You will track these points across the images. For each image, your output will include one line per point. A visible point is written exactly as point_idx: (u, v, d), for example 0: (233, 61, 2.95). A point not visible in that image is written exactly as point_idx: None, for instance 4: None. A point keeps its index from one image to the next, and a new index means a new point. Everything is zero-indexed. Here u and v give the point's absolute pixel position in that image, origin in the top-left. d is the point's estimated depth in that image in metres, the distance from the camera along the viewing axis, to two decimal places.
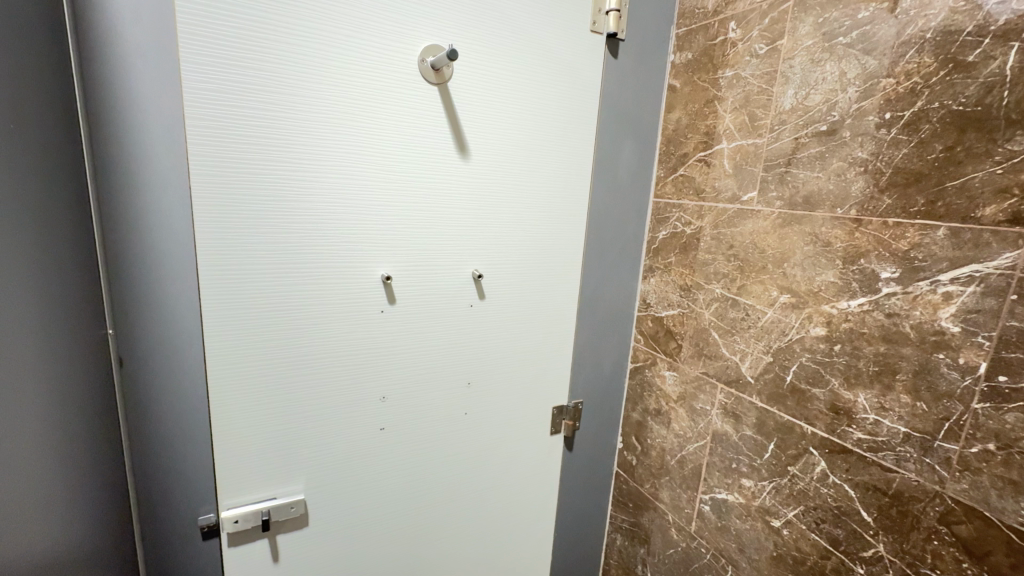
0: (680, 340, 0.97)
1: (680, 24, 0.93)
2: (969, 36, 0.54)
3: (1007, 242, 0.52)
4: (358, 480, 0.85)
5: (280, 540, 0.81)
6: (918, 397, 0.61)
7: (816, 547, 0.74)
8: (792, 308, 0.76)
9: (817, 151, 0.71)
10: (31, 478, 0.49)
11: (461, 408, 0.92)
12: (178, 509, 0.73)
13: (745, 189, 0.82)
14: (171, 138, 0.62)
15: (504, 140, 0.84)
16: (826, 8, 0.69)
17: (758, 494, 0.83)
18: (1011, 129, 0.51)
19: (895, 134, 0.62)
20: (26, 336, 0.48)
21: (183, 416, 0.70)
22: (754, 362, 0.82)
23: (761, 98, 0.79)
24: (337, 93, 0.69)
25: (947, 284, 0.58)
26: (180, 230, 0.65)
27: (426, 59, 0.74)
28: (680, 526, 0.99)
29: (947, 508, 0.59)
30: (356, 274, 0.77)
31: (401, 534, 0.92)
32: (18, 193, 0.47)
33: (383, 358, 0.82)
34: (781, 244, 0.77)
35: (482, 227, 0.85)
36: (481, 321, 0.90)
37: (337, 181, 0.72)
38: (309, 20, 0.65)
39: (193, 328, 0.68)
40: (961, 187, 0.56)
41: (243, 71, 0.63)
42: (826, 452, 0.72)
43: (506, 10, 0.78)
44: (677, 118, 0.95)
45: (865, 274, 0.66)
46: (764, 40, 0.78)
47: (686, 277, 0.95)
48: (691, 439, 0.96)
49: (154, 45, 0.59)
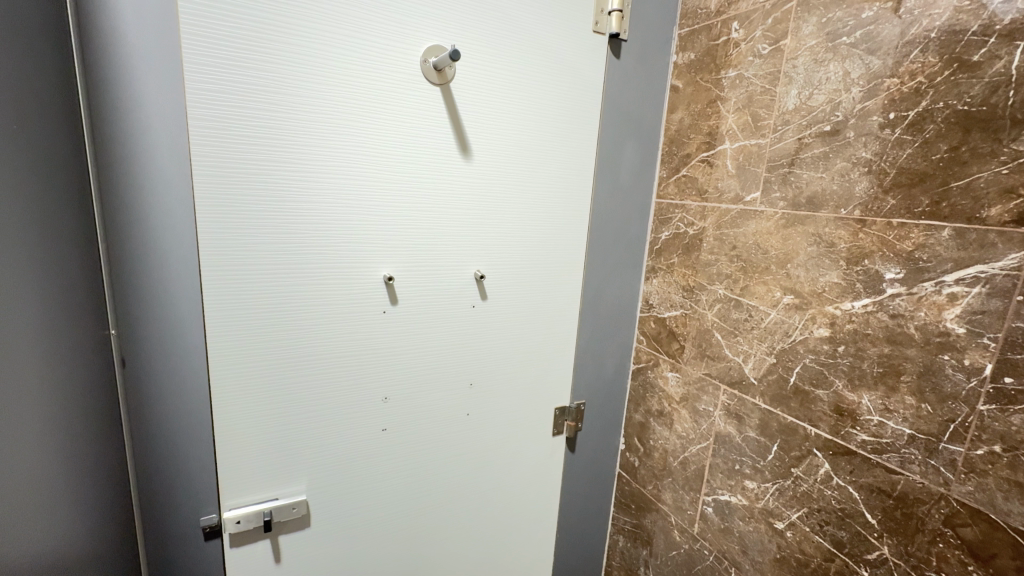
0: (682, 341, 0.97)
1: (682, 24, 0.93)
2: (974, 35, 0.54)
3: (1013, 243, 0.52)
4: (359, 481, 0.85)
5: (282, 541, 0.81)
6: (923, 399, 0.60)
7: (820, 549, 0.74)
8: (795, 309, 0.75)
9: (821, 151, 0.70)
10: (33, 478, 0.49)
11: (462, 409, 0.92)
12: (180, 509, 0.73)
13: (748, 189, 0.82)
14: (174, 139, 0.62)
15: (506, 140, 0.83)
16: (830, 8, 0.68)
17: (761, 496, 0.83)
18: (1017, 129, 0.51)
19: (899, 134, 0.61)
20: (29, 337, 0.48)
21: (185, 417, 0.70)
22: (757, 363, 0.82)
23: (764, 98, 0.78)
24: (339, 94, 0.69)
25: (952, 285, 0.57)
26: (183, 231, 0.65)
27: (428, 60, 0.74)
28: (682, 528, 0.99)
29: (952, 511, 0.58)
30: (358, 274, 0.77)
31: (403, 535, 0.92)
32: (21, 193, 0.47)
33: (384, 359, 0.82)
34: (784, 244, 0.77)
35: (483, 227, 0.85)
36: (483, 321, 0.90)
37: (338, 182, 0.72)
38: (311, 20, 0.65)
39: (195, 328, 0.68)
40: (966, 187, 0.55)
41: (245, 72, 0.63)
42: (830, 454, 0.71)
43: (508, 10, 0.78)
44: (679, 119, 0.95)
45: (869, 275, 0.66)
46: (767, 40, 0.77)
47: (689, 278, 0.94)
48: (693, 441, 0.96)
49: (157, 46, 0.59)
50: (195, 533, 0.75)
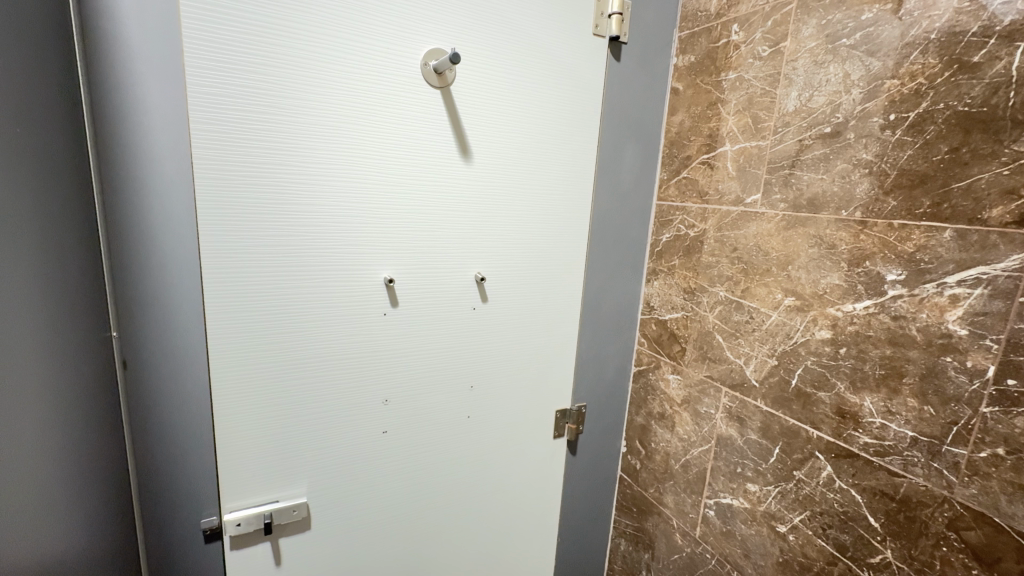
0: (684, 344, 0.97)
1: (682, 27, 0.93)
2: (974, 36, 0.54)
3: (1015, 244, 0.52)
4: (360, 484, 0.85)
5: (282, 543, 0.81)
6: (925, 401, 0.60)
7: (823, 553, 0.73)
8: (796, 311, 0.75)
9: (821, 153, 0.70)
10: (34, 480, 0.49)
11: (463, 411, 0.92)
12: (180, 511, 0.73)
13: (749, 191, 0.82)
14: (175, 143, 0.63)
15: (506, 143, 0.84)
16: (829, 9, 0.68)
17: (763, 499, 0.82)
18: (1017, 130, 0.51)
19: (900, 136, 0.61)
20: (30, 338, 0.48)
21: (186, 419, 0.70)
22: (758, 366, 0.82)
23: (765, 100, 0.78)
24: (339, 97, 0.69)
25: (954, 286, 0.57)
26: (184, 234, 0.65)
27: (429, 63, 0.74)
28: (684, 532, 0.99)
29: (955, 514, 0.58)
30: (359, 276, 0.77)
31: (403, 537, 0.92)
32: (23, 195, 0.47)
33: (385, 361, 0.82)
34: (785, 246, 0.76)
35: (484, 230, 0.85)
36: (483, 324, 0.90)
37: (339, 185, 0.72)
38: (312, 24, 0.66)
39: (196, 330, 0.69)
40: (967, 189, 0.55)
41: (245, 75, 0.64)
42: (832, 457, 0.71)
43: (508, 13, 0.78)
44: (680, 121, 0.95)
45: (870, 277, 0.65)
46: (767, 43, 0.77)
47: (690, 280, 0.94)
48: (695, 444, 0.95)
49: (159, 51, 0.60)
50: (194, 536, 0.75)
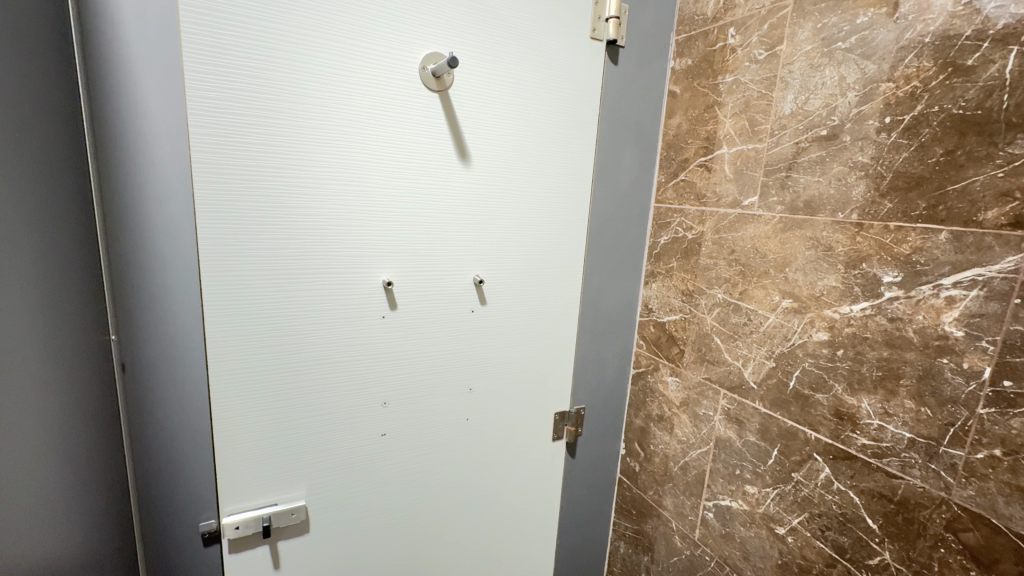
0: (682, 346, 0.97)
1: (679, 30, 0.94)
2: (968, 40, 0.54)
3: (1010, 246, 0.52)
4: (359, 487, 0.85)
5: (281, 546, 0.81)
6: (923, 403, 0.60)
7: (822, 555, 0.73)
8: (794, 312, 0.75)
9: (818, 155, 0.71)
10: (33, 483, 0.49)
11: (462, 414, 0.92)
12: (178, 515, 0.73)
13: (746, 193, 0.82)
14: (175, 147, 0.63)
15: (504, 146, 0.84)
16: (825, 13, 0.69)
17: (762, 501, 0.82)
18: (1012, 132, 0.51)
19: (895, 139, 0.62)
20: (29, 342, 0.49)
21: (184, 422, 0.71)
22: (756, 367, 0.82)
23: (761, 103, 0.79)
24: (338, 102, 0.70)
25: (950, 288, 0.57)
26: (183, 237, 0.65)
27: (427, 67, 0.75)
28: (683, 534, 0.98)
29: (953, 516, 0.58)
30: (358, 279, 0.77)
31: (402, 539, 0.92)
32: (22, 199, 0.47)
33: (384, 363, 0.82)
34: (782, 249, 0.77)
35: (482, 232, 0.85)
36: (482, 327, 0.90)
37: (338, 188, 0.72)
38: (310, 29, 0.66)
39: (194, 334, 0.69)
40: (963, 191, 0.56)
41: (245, 80, 0.64)
42: (830, 458, 0.71)
43: (506, 17, 0.79)
44: (678, 124, 0.95)
45: (867, 279, 0.66)
46: (763, 46, 0.78)
47: (688, 282, 0.94)
48: (694, 446, 0.95)
49: (159, 55, 0.60)
50: (193, 539, 0.75)
